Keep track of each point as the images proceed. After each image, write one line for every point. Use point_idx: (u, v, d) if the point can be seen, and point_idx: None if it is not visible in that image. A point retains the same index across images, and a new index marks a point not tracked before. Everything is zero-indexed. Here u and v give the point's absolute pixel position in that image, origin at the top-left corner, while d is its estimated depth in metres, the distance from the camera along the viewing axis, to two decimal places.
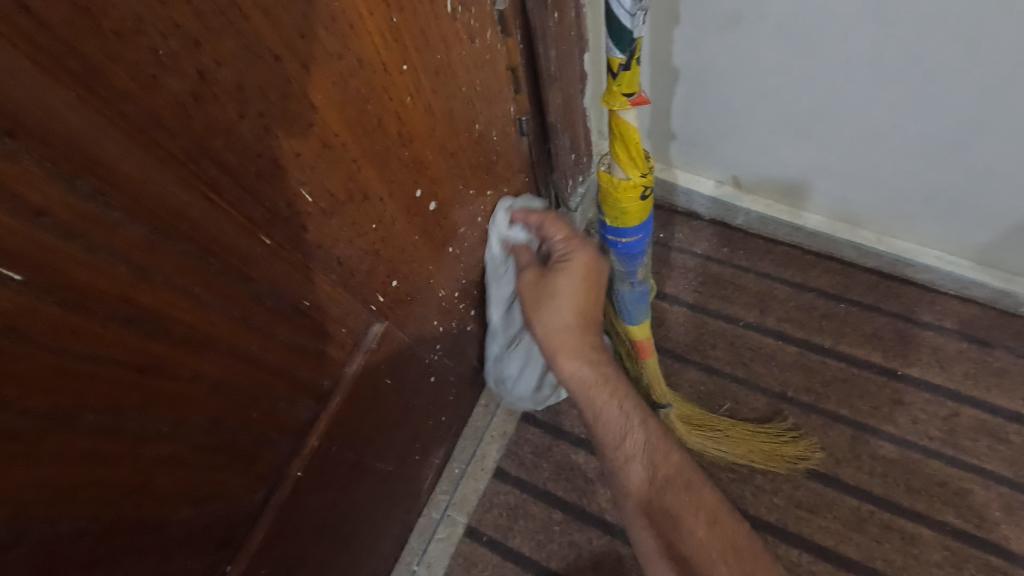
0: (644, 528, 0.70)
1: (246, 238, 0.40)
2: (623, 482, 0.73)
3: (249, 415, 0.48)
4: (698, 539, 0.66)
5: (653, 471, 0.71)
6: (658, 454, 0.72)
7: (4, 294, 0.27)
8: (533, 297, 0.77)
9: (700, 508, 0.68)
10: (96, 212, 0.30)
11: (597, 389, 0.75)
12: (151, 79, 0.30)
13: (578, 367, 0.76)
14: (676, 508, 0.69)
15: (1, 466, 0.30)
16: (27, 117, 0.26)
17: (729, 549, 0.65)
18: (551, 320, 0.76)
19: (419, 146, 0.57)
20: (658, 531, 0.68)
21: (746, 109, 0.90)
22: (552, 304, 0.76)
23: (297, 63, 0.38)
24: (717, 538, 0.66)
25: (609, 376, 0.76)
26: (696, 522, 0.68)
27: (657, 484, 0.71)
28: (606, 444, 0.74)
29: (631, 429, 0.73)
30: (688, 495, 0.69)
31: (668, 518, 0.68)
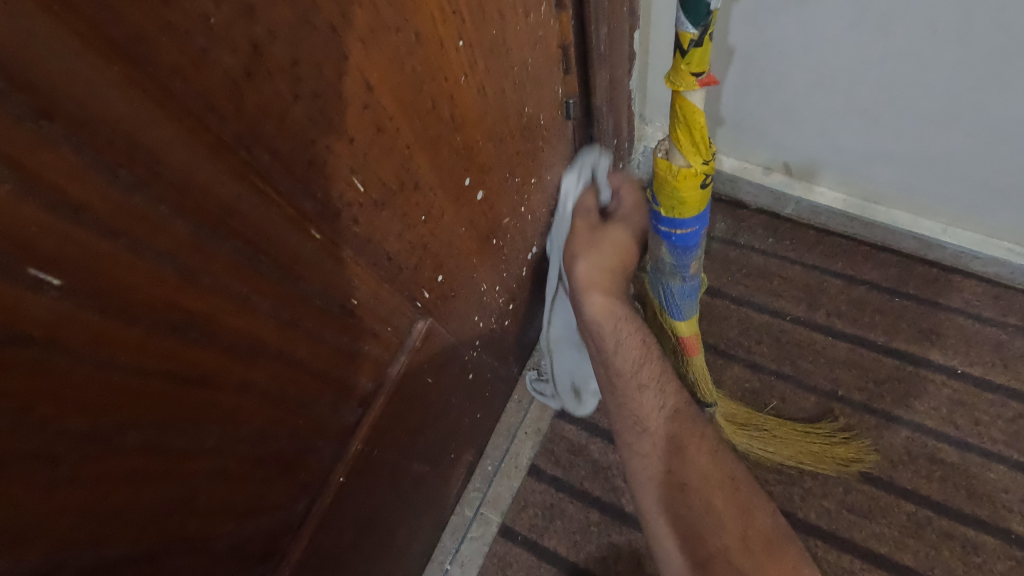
0: (644, 455, 0.66)
1: (297, 233, 0.37)
2: (629, 407, 0.69)
3: (295, 422, 0.45)
4: (700, 468, 0.64)
5: (663, 402, 0.68)
6: (668, 385, 0.70)
7: (41, 304, 0.24)
8: (584, 237, 0.75)
9: (702, 438, 0.66)
10: (141, 207, 0.26)
11: (625, 325, 0.71)
12: (201, 53, 0.26)
13: (604, 307, 0.72)
14: (681, 437, 0.66)
15: (40, 491, 0.27)
16: (64, 97, 0.22)
17: (728, 480, 0.63)
18: (596, 259, 0.73)
19: (470, 131, 0.52)
20: (660, 457, 0.65)
21: (805, 91, 0.84)
22: (602, 247, 0.74)
23: (354, 37, 0.34)
24: (717, 467, 0.64)
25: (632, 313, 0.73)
26: (698, 450, 0.66)
27: (666, 412, 0.68)
28: (618, 374, 0.70)
29: (648, 360, 0.70)
30: (696, 431, 0.67)
31: (671, 447, 0.65)
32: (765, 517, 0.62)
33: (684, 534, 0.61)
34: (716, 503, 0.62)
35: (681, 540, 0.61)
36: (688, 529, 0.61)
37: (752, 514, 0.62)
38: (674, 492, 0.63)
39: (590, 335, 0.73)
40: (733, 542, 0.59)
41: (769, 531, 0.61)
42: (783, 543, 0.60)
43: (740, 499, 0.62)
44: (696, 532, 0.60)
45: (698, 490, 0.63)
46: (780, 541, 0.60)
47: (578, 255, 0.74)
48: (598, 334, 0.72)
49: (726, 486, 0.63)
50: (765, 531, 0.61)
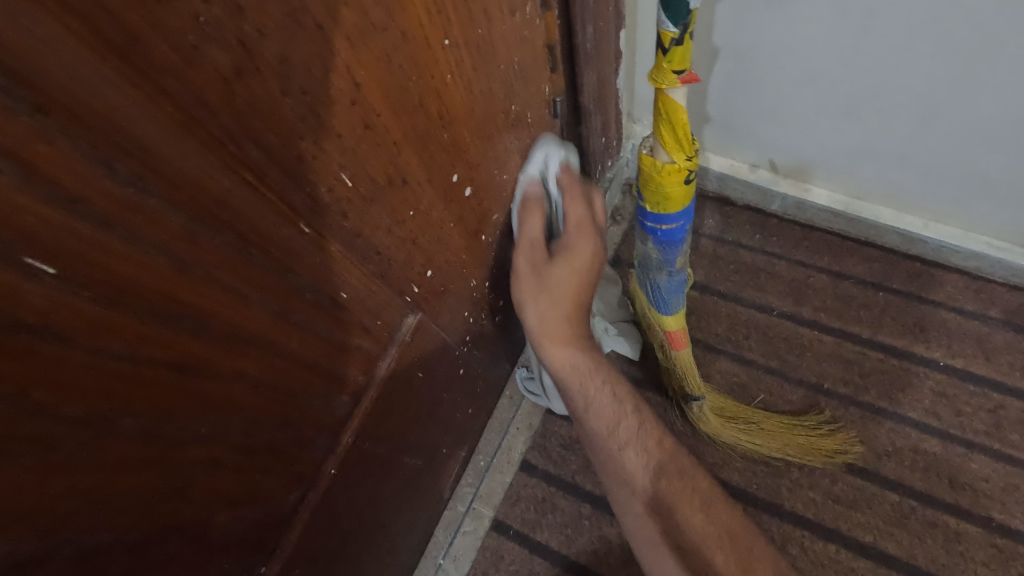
0: (638, 517, 0.67)
1: (286, 226, 0.38)
2: (613, 468, 0.70)
3: (287, 414, 0.46)
4: (694, 526, 0.65)
5: (644, 458, 0.69)
6: (649, 442, 0.70)
7: (40, 292, 0.25)
8: (530, 283, 0.71)
9: (692, 492, 0.67)
10: (136, 200, 0.27)
11: (590, 377, 0.71)
12: (192, 50, 0.27)
13: (567, 357, 0.71)
14: (669, 494, 0.67)
15: (36, 476, 0.28)
16: (61, 93, 0.23)
17: (721, 534, 0.64)
18: (546, 308, 0.70)
19: (458, 128, 0.53)
20: (652, 519, 0.66)
21: (789, 90, 0.86)
22: (550, 291, 0.70)
23: (342, 36, 0.35)
24: (707, 521, 0.65)
25: (599, 366, 0.71)
26: (690, 507, 0.66)
27: (652, 470, 0.68)
28: (597, 436, 0.71)
29: (624, 418, 0.71)
30: (683, 484, 0.67)
31: (662, 503, 0.66)
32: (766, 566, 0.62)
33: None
34: (711, 558, 0.63)
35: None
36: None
37: (753, 564, 0.62)
38: (672, 552, 0.64)
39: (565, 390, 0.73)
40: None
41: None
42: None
43: (737, 552, 0.63)
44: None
45: (694, 547, 0.64)
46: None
47: (529, 307, 0.70)
48: (567, 389, 0.72)
49: (721, 539, 0.64)
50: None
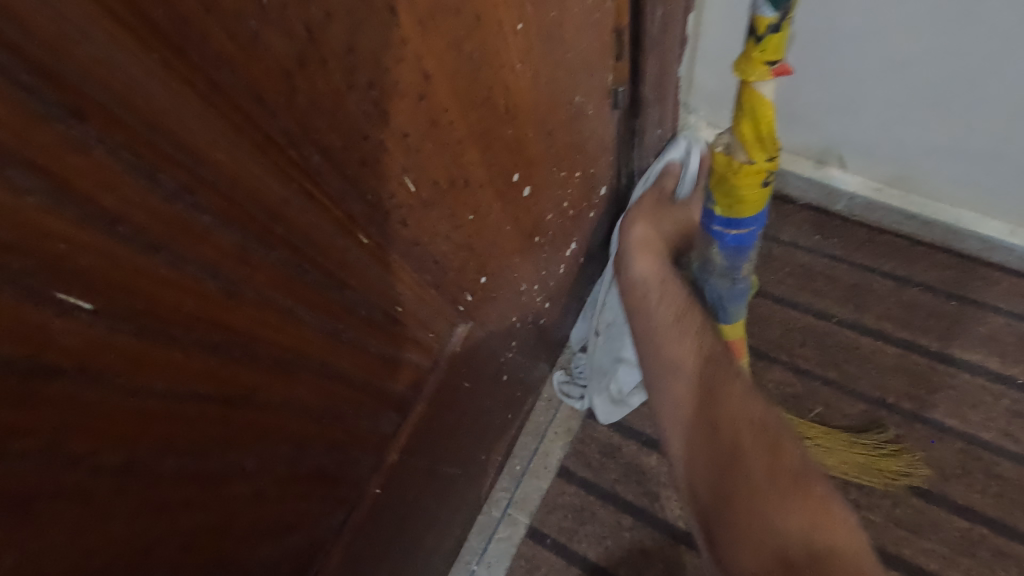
0: (678, 397, 0.60)
1: (345, 238, 0.33)
2: (661, 352, 0.64)
3: (334, 436, 0.42)
4: (729, 409, 0.58)
5: (700, 347, 0.62)
6: (703, 334, 0.64)
7: (72, 329, 0.21)
8: (648, 209, 0.75)
9: (734, 377, 0.60)
10: (184, 218, 0.23)
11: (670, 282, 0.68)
12: (253, 38, 0.23)
13: (651, 267, 0.71)
14: (713, 377, 0.60)
15: (71, 529, 0.24)
16: (99, 93, 0.18)
17: (755, 421, 0.57)
18: (656, 226, 0.74)
19: (521, 122, 0.48)
20: (693, 401, 0.59)
21: (868, 80, 0.79)
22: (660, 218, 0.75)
23: (413, 20, 0.30)
24: (745, 407, 0.58)
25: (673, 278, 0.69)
26: (729, 389, 0.59)
27: (699, 355, 0.62)
28: (660, 328, 0.65)
29: (688, 315, 0.65)
30: (730, 374, 0.60)
31: (700, 387, 0.59)
32: (795, 454, 0.55)
33: (712, 461, 0.56)
34: (742, 440, 0.55)
35: (706, 471, 0.56)
36: (713, 456, 0.56)
37: (782, 452, 0.55)
38: (706, 431, 0.57)
39: (633, 294, 0.70)
40: (759, 472, 0.53)
41: (799, 465, 0.54)
42: (810, 477, 0.54)
43: (769, 437, 0.56)
44: (723, 464, 0.55)
45: (726, 429, 0.56)
46: (808, 476, 0.54)
47: (638, 222, 0.74)
48: (637, 291, 0.69)
49: (754, 429, 0.56)
50: (794, 466, 0.54)
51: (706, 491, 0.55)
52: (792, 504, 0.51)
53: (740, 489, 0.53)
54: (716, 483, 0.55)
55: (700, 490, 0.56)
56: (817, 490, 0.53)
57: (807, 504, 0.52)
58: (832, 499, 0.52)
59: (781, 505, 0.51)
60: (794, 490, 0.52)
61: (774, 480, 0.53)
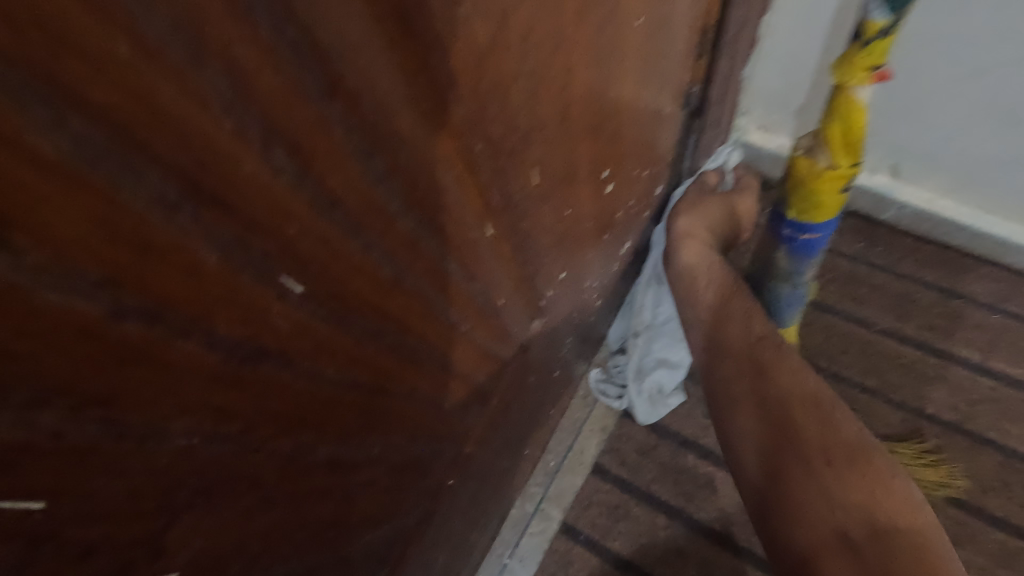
0: (728, 384, 0.49)
1: (479, 228, 0.32)
2: (712, 332, 0.52)
3: (432, 429, 0.42)
4: (779, 386, 0.47)
5: (750, 321, 0.51)
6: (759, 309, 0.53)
7: (285, 310, 0.20)
8: (691, 199, 0.64)
9: (790, 354, 0.48)
10: (382, 201, 0.22)
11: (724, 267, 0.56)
12: (462, 21, 0.22)
13: (701, 255, 0.58)
14: (765, 356, 0.48)
15: (240, 516, 0.24)
16: (347, 70, 0.18)
17: (810, 397, 0.45)
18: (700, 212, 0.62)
19: (621, 118, 0.48)
20: (732, 382, 0.49)
21: (941, 85, 0.78)
22: (705, 207, 0.63)
23: (574, 9, 0.30)
24: (799, 383, 0.46)
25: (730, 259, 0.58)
26: (781, 365, 0.48)
27: (752, 330, 0.51)
28: (705, 308, 0.54)
29: (736, 290, 0.54)
30: (786, 352, 0.48)
31: (752, 367, 0.48)
32: (853, 428, 0.43)
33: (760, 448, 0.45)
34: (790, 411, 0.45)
35: (751, 454, 0.45)
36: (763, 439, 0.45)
37: (836, 424, 0.43)
38: (756, 417, 0.46)
39: (679, 280, 0.58)
40: (812, 448, 0.42)
41: (859, 443, 0.43)
42: (871, 454, 0.42)
43: (821, 413, 0.44)
44: (768, 445, 0.44)
45: (779, 407, 0.45)
46: (868, 448, 0.42)
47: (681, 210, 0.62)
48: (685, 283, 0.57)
49: (807, 404, 0.45)
50: (854, 442, 0.43)
51: (753, 477, 0.45)
52: (846, 478, 0.41)
53: (790, 465, 0.42)
54: (763, 468, 0.44)
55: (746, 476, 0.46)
56: (880, 468, 0.41)
57: (868, 483, 0.41)
58: (897, 475, 0.41)
59: (836, 491, 0.40)
60: (848, 460, 0.41)
61: (828, 460, 0.42)
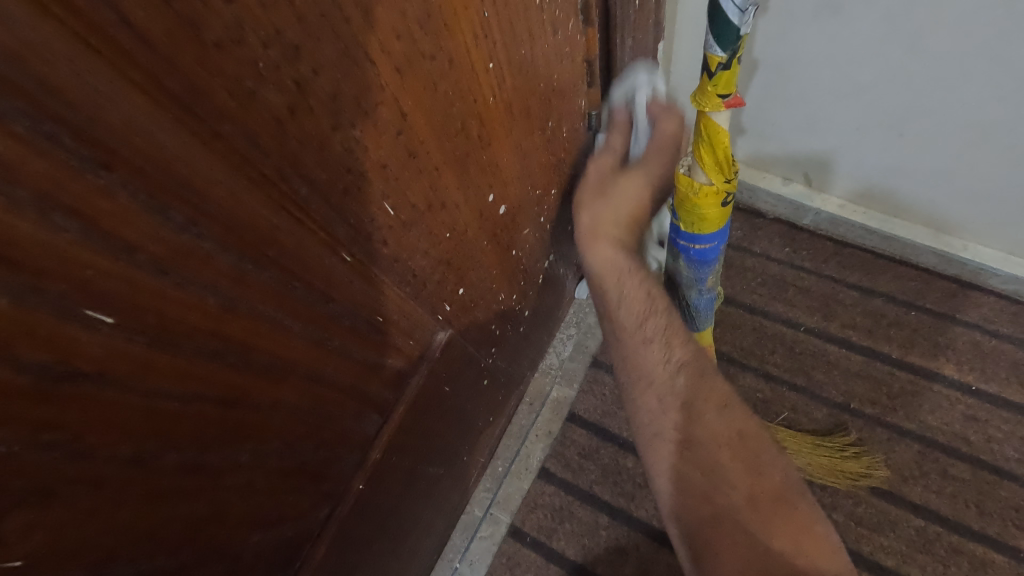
0: (647, 413, 0.57)
1: (327, 257, 0.37)
2: (629, 363, 0.59)
3: (320, 435, 0.46)
4: (707, 424, 0.54)
5: (668, 354, 0.58)
6: (674, 338, 0.59)
7: (95, 339, 0.24)
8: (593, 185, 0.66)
9: (712, 390, 0.56)
10: (188, 244, 0.27)
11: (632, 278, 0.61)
12: (249, 94, 0.27)
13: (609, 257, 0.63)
14: (690, 390, 0.56)
15: (87, 514, 0.28)
16: (123, 146, 0.23)
17: (736, 438, 0.53)
18: (603, 210, 0.64)
19: (497, 148, 0.53)
20: (663, 416, 0.56)
21: (829, 104, 0.84)
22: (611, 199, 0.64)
23: (391, 68, 0.35)
24: (726, 425, 0.54)
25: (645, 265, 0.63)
26: (706, 404, 0.55)
27: (672, 367, 0.58)
28: (625, 332, 0.60)
29: (655, 313, 0.60)
30: (705, 381, 0.57)
31: (678, 402, 0.55)
32: (778, 473, 0.52)
33: (685, 475, 0.52)
34: (718, 457, 0.52)
35: (680, 488, 0.52)
36: (689, 471, 0.52)
37: (763, 470, 0.52)
38: (679, 451, 0.54)
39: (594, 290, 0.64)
40: (741, 495, 0.50)
41: (783, 486, 0.51)
42: (793, 497, 0.51)
43: (750, 458, 0.52)
44: (698, 483, 0.52)
45: (704, 448, 0.53)
46: (792, 496, 0.51)
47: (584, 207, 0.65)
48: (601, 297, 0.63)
49: (736, 448, 0.52)
50: (776, 485, 0.51)
51: (682, 513, 0.52)
52: (771, 525, 0.49)
53: (718, 513, 0.50)
54: (690, 502, 0.51)
55: (672, 511, 0.52)
56: (800, 511, 0.50)
57: (791, 524, 0.49)
58: (815, 520, 0.50)
59: (766, 532, 0.49)
60: (774, 507, 0.50)
61: (756, 503, 0.50)
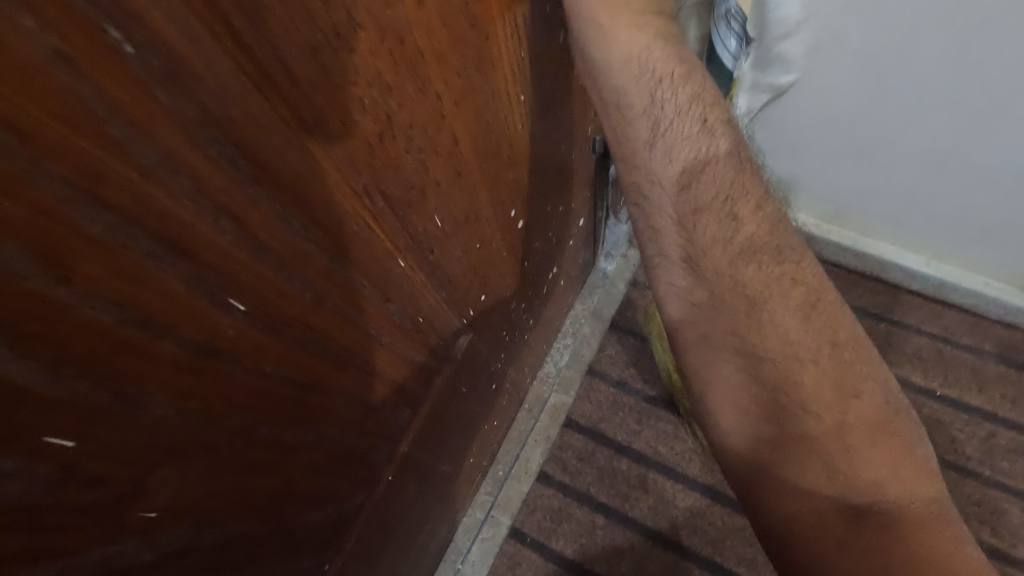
0: (701, 302, 0.50)
1: (389, 262, 0.42)
2: (676, 241, 0.50)
3: (365, 424, 0.51)
4: (782, 330, 0.48)
5: (733, 228, 0.49)
6: (743, 206, 0.50)
7: (231, 322, 0.30)
8: None
9: (787, 283, 0.49)
10: (300, 247, 0.32)
11: (674, 91, 0.47)
12: (354, 124, 0.33)
13: (631, 53, 0.46)
14: (761, 284, 0.48)
15: (203, 476, 0.33)
16: (269, 166, 0.28)
17: (823, 349, 0.48)
18: None
19: (520, 168, 0.59)
20: (725, 309, 0.49)
21: (807, 132, 0.92)
22: None
23: (451, 101, 0.41)
24: (812, 333, 0.48)
25: (687, 65, 0.47)
26: (779, 301, 0.49)
27: (738, 250, 0.49)
28: (661, 182, 0.49)
29: (713, 163, 0.49)
30: (779, 266, 0.49)
31: (746, 299, 0.49)
32: (869, 394, 0.48)
33: (760, 395, 0.48)
34: (800, 378, 0.47)
35: (743, 411, 0.49)
36: (764, 389, 0.48)
37: (853, 391, 0.48)
38: (740, 358, 0.49)
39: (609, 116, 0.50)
40: (828, 423, 0.47)
41: (879, 410, 0.48)
42: (886, 420, 0.48)
43: (838, 376, 0.48)
44: (776, 405, 0.48)
45: (779, 363, 0.48)
46: (882, 418, 0.48)
47: None
48: (621, 124, 0.49)
49: (821, 363, 0.48)
50: (867, 408, 0.48)
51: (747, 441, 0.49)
52: (862, 453, 0.46)
53: (795, 440, 0.47)
54: (754, 426, 0.49)
55: (732, 428, 0.50)
56: (891, 436, 0.48)
57: (882, 451, 0.47)
58: (906, 446, 0.48)
59: (853, 459, 0.46)
60: (867, 436, 0.47)
61: (841, 430, 0.47)
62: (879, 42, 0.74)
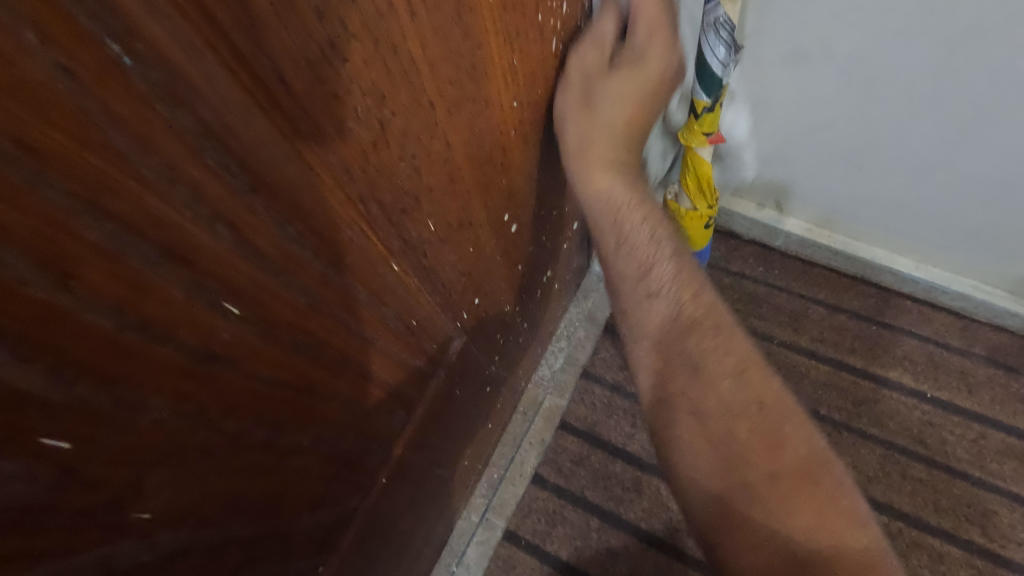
0: (651, 373, 0.57)
1: (383, 267, 0.43)
2: (637, 318, 0.59)
3: (359, 427, 0.51)
4: (718, 393, 0.53)
5: (676, 313, 0.57)
6: (684, 293, 0.57)
7: (226, 326, 0.30)
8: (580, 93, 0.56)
9: (725, 353, 0.54)
10: (295, 252, 0.33)
11: (634, 214, 0.58)
12: (348, 132, 0.33)
13: (604, 187, 0.58)
14: (702, 353, 0.54)
15: (199, 478, 0.33)
16: (265, 173, 0.29)
17: (754, 407, 0.51)
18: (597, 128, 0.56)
19: (514, 174, 0.60)
20: (672, 377, 0.55)
21: (798, 137, 0.93)
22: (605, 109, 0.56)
23: (444, 109, 0.41)
24: (743, 390, 0.52)
25: (643, 193, 0.59)
26: (716, 367, 0.54)
27: (682, 325, 0.56)
28: (623, 277, 0.60)
29: (661, 260, 0.58)
30: (715, 335, 0.55)
31: (688, 367, 0.54)
32: (801, 444, 0.50)
33: (702, 447, 0.52)
34: (732, 429, 0.51)
35: (689, 463, 0.53)
36: (705, 443, 0.52)
37: (784, 443, 0.50)
38: (688, 418, 0.53)
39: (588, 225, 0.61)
40: (760, 472, 0.49)
41: (813, 458, 0.50)
42: (821, 467, 0.50)
43: (769, 431, 0.50)
44: (715, 453, 0.51)
45: (714, 421, 0.52)
46: (819, 466, 0.50)
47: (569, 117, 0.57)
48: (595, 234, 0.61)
49: (755, 417, 0.51)
50: (800, 457, 0.49)
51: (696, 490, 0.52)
52: (794, 501, 0.48)
53: (737, 488, 0.49)
54: (699, 477, 0.52)
55: (684, 478, 0.53)
56: (823, 487, 0.49)
57: (815, 497, 0.48)
58: (842, 493, 0.49)
59: (785, 506, 0.48)
60: (801, 483, 0.49)
61: (773, 479, 0.49)
62: (868, 48, 0.76)
